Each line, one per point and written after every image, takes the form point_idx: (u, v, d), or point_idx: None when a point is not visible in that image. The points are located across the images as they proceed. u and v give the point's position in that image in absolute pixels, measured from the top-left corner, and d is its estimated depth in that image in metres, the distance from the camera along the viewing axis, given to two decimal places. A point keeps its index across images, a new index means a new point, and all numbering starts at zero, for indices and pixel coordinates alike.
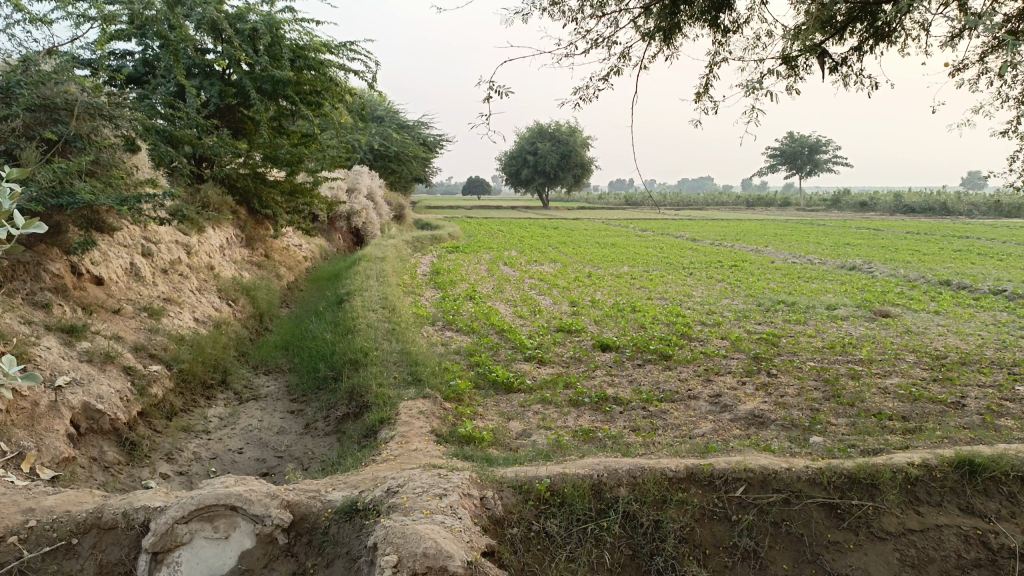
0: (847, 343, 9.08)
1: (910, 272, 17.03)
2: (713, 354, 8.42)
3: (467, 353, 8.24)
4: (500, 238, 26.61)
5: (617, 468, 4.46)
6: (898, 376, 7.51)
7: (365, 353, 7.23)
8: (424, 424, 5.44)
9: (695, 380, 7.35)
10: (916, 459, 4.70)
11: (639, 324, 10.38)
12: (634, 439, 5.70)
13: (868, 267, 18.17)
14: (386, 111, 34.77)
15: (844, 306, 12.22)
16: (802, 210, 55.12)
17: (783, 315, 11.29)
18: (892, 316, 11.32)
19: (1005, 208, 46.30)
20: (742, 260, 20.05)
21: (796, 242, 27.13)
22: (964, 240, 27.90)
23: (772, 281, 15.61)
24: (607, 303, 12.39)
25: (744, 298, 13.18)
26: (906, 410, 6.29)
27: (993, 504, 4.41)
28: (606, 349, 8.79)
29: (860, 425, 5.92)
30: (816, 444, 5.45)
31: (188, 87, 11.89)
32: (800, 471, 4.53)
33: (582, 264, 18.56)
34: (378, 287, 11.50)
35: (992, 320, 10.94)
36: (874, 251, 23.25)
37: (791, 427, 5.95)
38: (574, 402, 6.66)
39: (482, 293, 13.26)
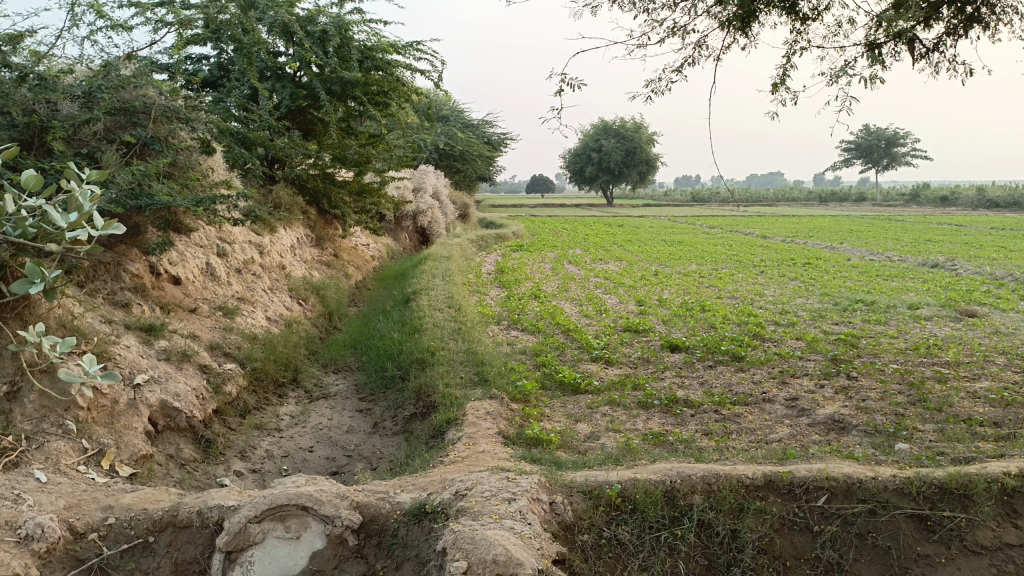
0: (932, 345, 8.62)
1: (998, 269, 16.11)
2: (788, 355, 8.11)
3: (533, 352, 8.16)
4: (564, 236, 26.43)
5: (690, 474, 4.30)
6: (989, 379, 7.06)
7: (432, 352, 7.23)
8: (491, 425, 5.38)
9: (770, 382, 7.09)
10: (1012, 468, 4.30)
11: (708, 323, 10.11)
12: (707, 443, 5.52)
13: (951, 265, 17.28)
14: (451, 110, 35.03)
15: (927, 305, 11.62)
16: (877, 205, 53.02)
17: (862, 315, 10.81)
18: (980, 316, 10.71)
19: None
20: (816, 257, 19.37)
21: (873, 239, 26.06)
22: None
23: (849, 280, 15.01)
24: (675, 302, 12.12)
25: (819, 297, 12.71)
26: (999, 416, 5.84)
27: None
28: (675, 350, 8.58)
29: (950, 432, 5.57)
30: (902, 452, 5.16)
31: (260, 90, 12.20)
32: (886, 480, 4.22)
33: (648, 263, 18.27)
34: (443, 287, 11.54)
35: None
36: (957, 247, 22.14)
37: (875, 433, 5.67)
38: (643, 405, 6.50)
39: (547, 292, 13.15)
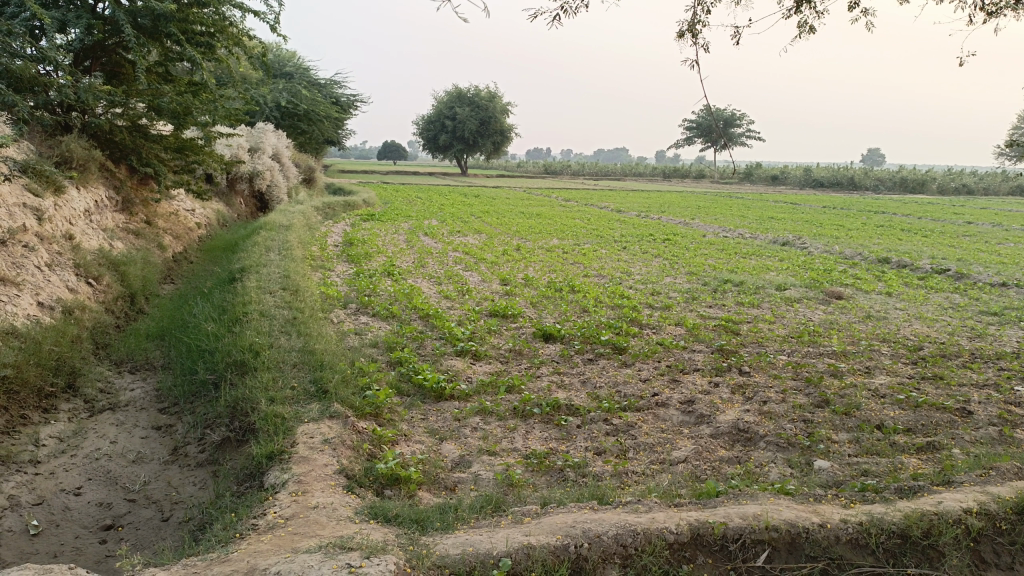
0: (813, 332, 8.14)
1: (845, 248, 16.47)
2: (673, 346, 7.30)
3: (386, 346, 6.82)
4: (418, 206, 24.89)
5: (601, 532, 3.23)
6: (883, 373, 6.58)
7: (255, 352, 5.71)
8: (329, 461, 4.03)
9: (660, 382, 6.20)
10: (971, 501, 3.58)
11: (581, 307, 9.19)
12: (603, 469, 4.48)
13: (801, 243, 17.61)
14: (295, 67, 32.20)
15: (794, 287, 11.36)
16: (716, 182, 55.45)
17: (734, 298, 10.29)
18: (845, 298, 10.55)
19: (908, 184, 48.12)
20: (674, 233, 19.24)
21: (723, 216, 26.53)
22: (882, 215, 27.92)
23: (710, 257, 14.75)
24: (542, 282, 11.12)
25: (687, 276, 12.17)
26: (911, 420, 5.32)
27: None
28: (549, 340, 7.55)
29: (866, 443, 4.92)
30: (824, 473, 4.42)
31: (43, 17, 9.78)
32: (838, 528, 3.37)
33: (508, 237, 17.23)
34: (279, 263, 9.85)
35: (950, 303, 10.26)
36: (800, 226, 22.90)
37: (786, 447, 4.90)
38: (521, 414, 5.39)
39: (401, 268, 11.74)
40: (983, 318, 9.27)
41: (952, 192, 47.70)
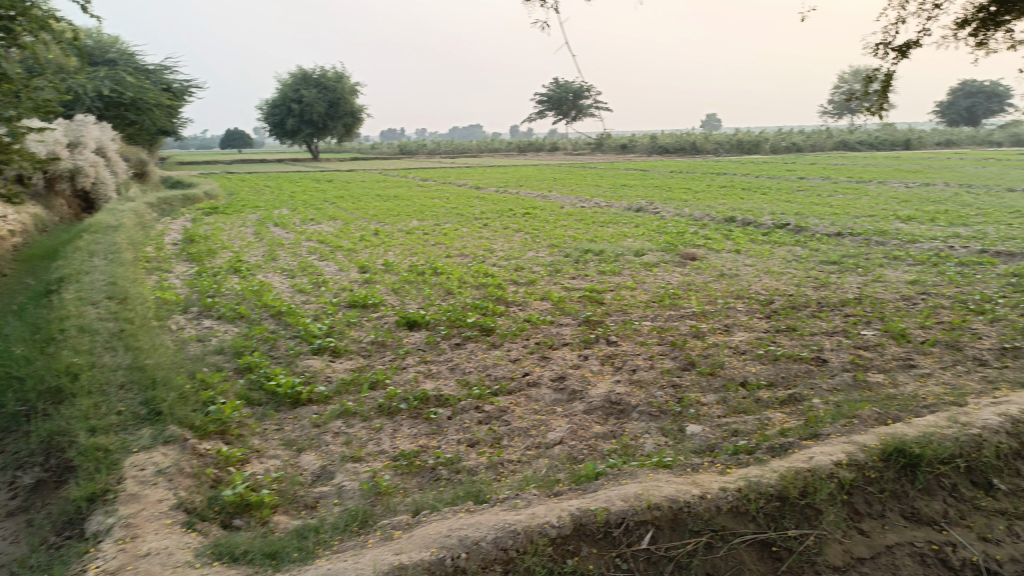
0: (674, 295, 8.27)
1: (695, 211, 17.12)
2: (540, 322, 7.16)
3: (233, 351, 6.22)
4: (267, 195, 23.56)
5: (479, 539, 2.99)
6: (741, 330, 6.75)
7: (75, 375, 4.99)
8: (166, 496, 3.53)
9: (530, 360, 6.03)
10: (840, 454, 3.61)
11: (444, 290, 8.88)
12: (477, 462, 4.24)
13: (653, 208, 18.15)
14: (118, 52, 29.46)
15: (651, 251, 11.57)
16: (569, 153, 56.58)
17: (596, 267, 10.32)
18: (699, 259, 10.88)
19: (744, 145, 51.12)
20: (533, 207, 19.29)
21: (578, 186, 26.98)
22: (724, 177, 29.44)
23: (569, 228, 14.85)
24: (403, 266, 10.70)
25: (548, 249, 12.14)
26: (771, 374, 5.45)
27: (938, 505, 3.45)
28: (413, 327, 7.20)
29: (733, 403, 4.96)
30: (697, 439, 4.40)
31: None
32: (717, 498, 3.30)
33: (365, 221, 16.58)
34: (106, 268, 8.84)
35: (793, 256, 10.82)
36: (651, 191, 23.68)
37: (659, 415, 4.85)
38: (386, 412, 5.03)
39: (249, 263, 10.92)
40: (824, 268, 9.82)
41: (783, 151, 51.23)
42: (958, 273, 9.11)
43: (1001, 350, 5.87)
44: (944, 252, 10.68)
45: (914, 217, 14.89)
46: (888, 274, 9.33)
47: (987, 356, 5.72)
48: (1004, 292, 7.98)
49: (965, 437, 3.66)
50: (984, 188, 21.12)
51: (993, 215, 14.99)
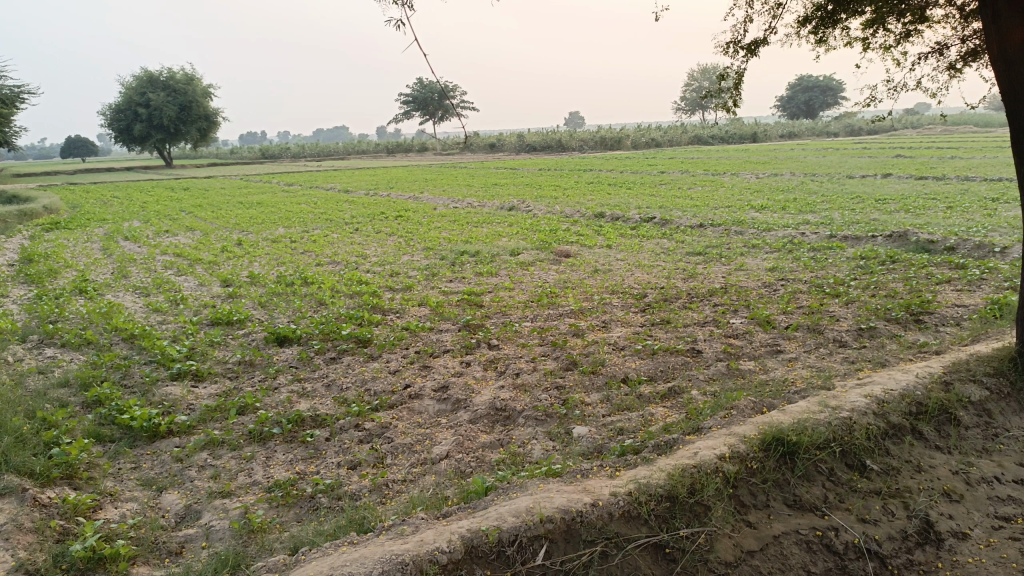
0: (551, 294, 8.29)
1: (565, 207, 17.39)
2: (418, 329, 6.95)
3: (78, 383, 5.60)
4: (115, 207, 21.77)
5: (366, 574, 2.79)
6: (618, 325, 6.83)
7: None
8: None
9: (410, 371, 5.81)
10: (722, 448, 3.71)
11: (316, 300, 8.47)
12: (360, 486, 4.00)
13: (525, 206, 18.27)
14: None
15: (526, 250, 11.60)
16: (438, 153, 56.26)
17: (473, 269, 10.20)
18: (573, 255, 11.00)
19: (607, 141, 52.74)
20: (405, 209, 18.93)
21: (449, 186, 26.78)
22: (590, 173, 30.17)
23: (443, 230, 14.66)
24: (270, 277, 10.13)
25: (423, 252, 11.89)
26: (651, 369, 5.53)
27: (817, 491, 3.63)
28: (284, 343, 6.78)
29: (616, 401, 4.98)
30: (584, 441, 4.37)
31: None
32: (609, 504, 3.26)
33: (227, 231, 15.64)
34: None
35: (661, 249, 11.17)
36: (522, 189, 23.88)
37: (545, 419, 4.78)
38: (258, 438, 4.67)
39: (95, 282, 9.97)
40: (691, 259, 10.18)
41: (644, 146, 53.29)
42: (812, 259, 9.71)
43: (856, 331, 6.26)
44: (796, 239, 11.37)
45: (767, 206, 15.81)
46: (749, 262, 9.80)
47: (844, 337, 6.09)
48: (852, 275, 8.57)
49: (837, 421, 3.93)
50: (825, 177, 22.81)
51: (835, 202, 16.16)
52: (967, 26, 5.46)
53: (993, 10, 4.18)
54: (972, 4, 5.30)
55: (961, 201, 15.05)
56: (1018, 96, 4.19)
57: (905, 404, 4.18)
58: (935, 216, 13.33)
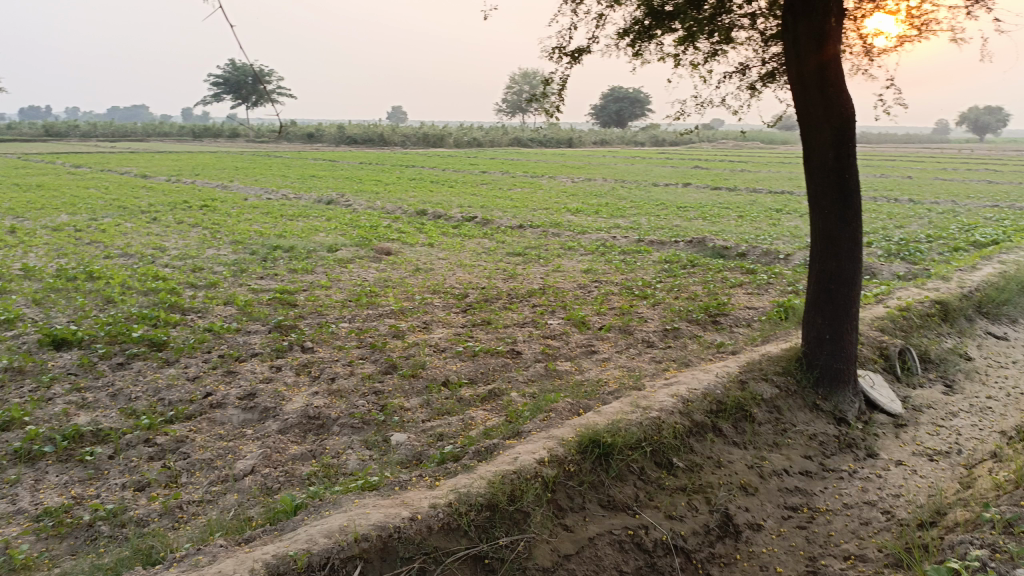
0: (371, 293, 8.01)
1: (386, 203, 17.02)
2: (223, 331, 6.40)
3: None
4: None
5: None
6: (439, 326, 6.72)
7: None
8: None
9: (213, 377, 5.32)
10: (541, 451, 3.71)
11: (103, 298, 7.56)
12: (150, 510, 3.57)
13: (344, 200, 17.67)
14: None
15: (344, 247, 11.16)
16: (251, 140, 53.20)
17: (286, 265, 9.63)
18: (394, 254, 10.75)
19: (429, 138, 52.63)
20: (213, 199, 17.59)
21: (262, 176, 25.31)
22: (412, 169, 29.86)
23: (255, 223, 13.77)
24: (47, 270, 8.92)
25: (231, 246, 11.07)
26: (471, 371, 5.47)
27: (629, 490, 3.72)
28: (62, 347, 5.97)
29: (437, 405, 4.86)
30: (402, 448, 4.21)
31: None
32: (428, 517, 3.14)
33: None
34: None
35: (482, 248, 11.22)
36: (341, 183, 23.11)
37: (362, 426, 4.56)
38: (23, 459, 4.04)
39: None
40: (510, 260, 10.30)
41: (465, 145, 53.76)
42: (623, 261, 10.19)
43: (663, 332, 6.61)
44: (609, 242, 11.89)
45: (582, 210, 16.45)
46: (566, 264, 10.09)
47: (652, 338, 6.40)
48: (659, 278, 9.08)
49: (647, 421, 4.06)
50: (634, 183, 24.22)
51: (643, 208, 17.16)
52: (765, 49, 5.89)
53: (795, 35, 4.58)
54: (772, 28, 5.72)
55: (750, 211, 16.57)
56: (812, 117, 4.61)
57: (707, 402, 4.42)
58: (728, 224, 14.55)
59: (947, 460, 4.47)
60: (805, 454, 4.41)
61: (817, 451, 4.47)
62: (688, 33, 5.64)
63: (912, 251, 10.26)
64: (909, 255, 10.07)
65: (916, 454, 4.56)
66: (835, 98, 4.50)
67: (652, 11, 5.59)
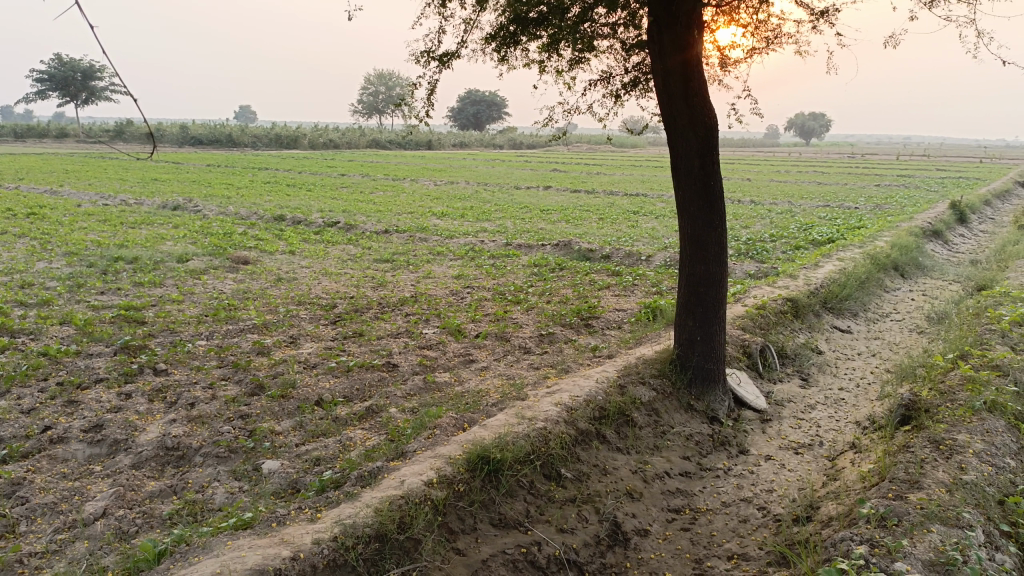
0: (229, 306, 7.47)
1: (241, 209, 16.09)
2: (60, 355, 5.71)
3: None
4: None
5: None
6: (308, 341, 6.36)
7: None
8: None
9: (50, 409, 4.72)
10: (429, 473, 3.55)
11: None
12: None
13: (193, 206, 16.53)
14: None
15: (196, 257, 10.39)
16: (81, 140, 48.85)
17: (130, 278, 8.81)
18: (252, 263, 10.13)
19: (282, 139, 50.53)
20: (38, 206, 15.90)
21: (96, 180, 23.22)
22: (266, 172, 28.52)
23: (91, 231, 12.55)
24: None
25: (64, 258, 10.00)
26: (346, 388, 5.19)
27: (520, 506, 3.64)
28: None
29: (311, 427, 4.56)
30: (276, 477, 3.90)
31: None
32: (312, 554, 2.91)
33: None
34: None
35: (347, 255, 10.82)
36: (188, 186, 21.65)
37: (229, 455, 4.19)
38: None
39: None
40: (378, 267, 9.99)
41: (321, 146, 52.09)
42: (493, 266, 10.16)
43: (539, 337, 6.61)
44: (477, 247, 11.84)
45: (447, 214, 16.33)
46: (436, 269, 9.92)
47: (529, 344, 6.38)
48: (530, 282, 9.12)
49: (534, 433, 4.00)
50: (496, 186, 24.38)
51: (507, 211, 17.26)
52: (627, 59, 6.00)
53: (660, 45, 4.66)
54: (632, 37, 5.84)
55: (609, 213, 17.10)
56: (677, 126, 4.72)
57: (590, 409, 4.43)
58: (590, 227, 14.93)
59: (810, 452, 4.74)
60: (683, 455, 4.53)
61: (694, 450, 4.61)
62: (553, 40, 5.63)
63: (760, 250, 10.93)
64: (757, 254, 10.73)
65: (782, 448, 4.81)
66: (699, 107, 4.63)
67: (518, 17, 5.51)
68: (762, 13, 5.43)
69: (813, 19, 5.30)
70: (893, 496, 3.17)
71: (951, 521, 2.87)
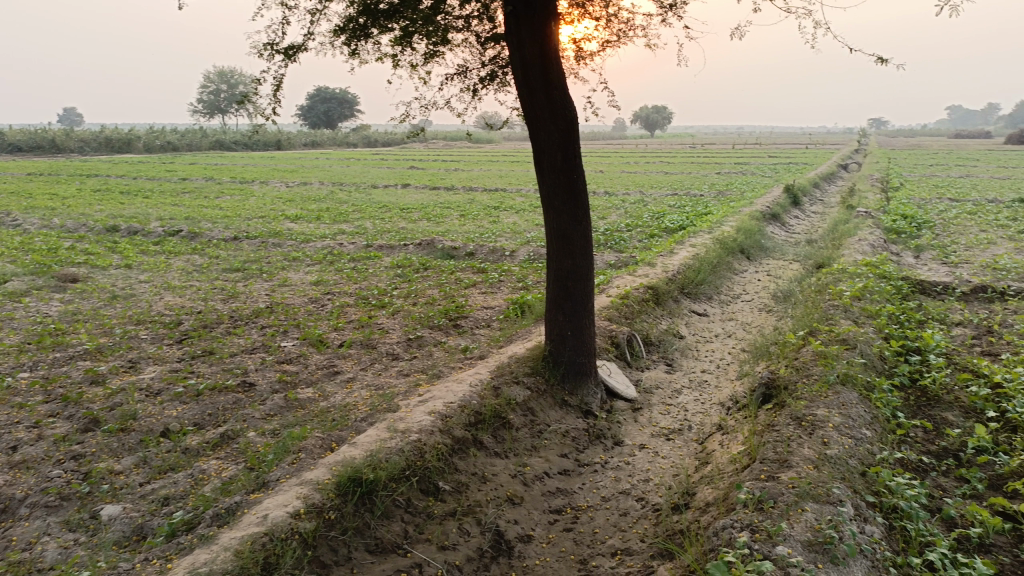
0: (55, 331, 6.66)
1: (66, 220, 14.59)
2: None
3: None
4: None
5: None
6: (151, 364, 5.77)
7: None
8: None
9: None
10: (295, 503, 3.26)
11: None
12: None
13: (8, 220, 14.80)
14: None
15: (14, 277, 9.24)
16: None
17: None
18: (82, 281, 9.15)
19: (113, 143, 46.65)
20: None
21: None
22: (95, 179, 26.17)
23: None
24: None
25: None
26: (196, 414, 4.73)
27: (397, 527, 3.43)
28: None
29: (158, 462, 4.10)
30: (118, 524, 3.44)
31: None
32: None
33: None
34: None
35: (193, 266, 10.04)
36: (2, 198, 19.42)
37: (61, 503, 3.67)
38: None
39: None
40: (228, 277, 9.33)
41: (158, 150, 48.60)
42: (353, 270, 9.77)
43: (406, 342, 6.36)
44: (335, 250, 11.37)
45: (301, 216, 15.63)
46: (292, 277, 9.39)
47: (396, 350, 6.13)
48: (393, 284, 8.84)
49: (409, 447, 3.79)
50: (352, 186, 23.66)
51: (365, 212, 16.76)
52: (482, 52, 5.88)
53: (517, 38, 4.55)
54: (485, 29, 5.72)
55: (470, 209, 17.02)
56: (538, 120, 4.63)
57: (465, 416, 4.27)
58: (451, 224, 14.78)
59: (681, 437, 4.83)
60: (561, 453, 4.47)
61: (571, 447, 4.57)
62: (405, 33, 5.37)
63: (618, 240, 11.21)
64: (616, 244, 10.99)
65: (654, 435, 4.87)
66: (559, 101, 4.57)
67: (367, 8, 5.20)
68: (612, 7, 5.46)
69: (662, 12, 5.39)
70: (765, 477, 3.25)
71: (823, 497, 2.97)
